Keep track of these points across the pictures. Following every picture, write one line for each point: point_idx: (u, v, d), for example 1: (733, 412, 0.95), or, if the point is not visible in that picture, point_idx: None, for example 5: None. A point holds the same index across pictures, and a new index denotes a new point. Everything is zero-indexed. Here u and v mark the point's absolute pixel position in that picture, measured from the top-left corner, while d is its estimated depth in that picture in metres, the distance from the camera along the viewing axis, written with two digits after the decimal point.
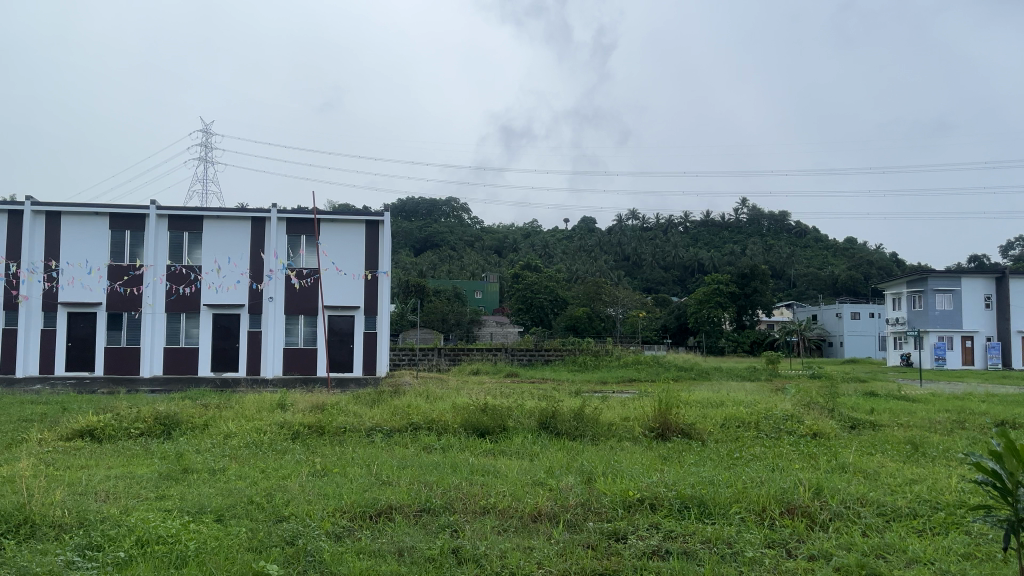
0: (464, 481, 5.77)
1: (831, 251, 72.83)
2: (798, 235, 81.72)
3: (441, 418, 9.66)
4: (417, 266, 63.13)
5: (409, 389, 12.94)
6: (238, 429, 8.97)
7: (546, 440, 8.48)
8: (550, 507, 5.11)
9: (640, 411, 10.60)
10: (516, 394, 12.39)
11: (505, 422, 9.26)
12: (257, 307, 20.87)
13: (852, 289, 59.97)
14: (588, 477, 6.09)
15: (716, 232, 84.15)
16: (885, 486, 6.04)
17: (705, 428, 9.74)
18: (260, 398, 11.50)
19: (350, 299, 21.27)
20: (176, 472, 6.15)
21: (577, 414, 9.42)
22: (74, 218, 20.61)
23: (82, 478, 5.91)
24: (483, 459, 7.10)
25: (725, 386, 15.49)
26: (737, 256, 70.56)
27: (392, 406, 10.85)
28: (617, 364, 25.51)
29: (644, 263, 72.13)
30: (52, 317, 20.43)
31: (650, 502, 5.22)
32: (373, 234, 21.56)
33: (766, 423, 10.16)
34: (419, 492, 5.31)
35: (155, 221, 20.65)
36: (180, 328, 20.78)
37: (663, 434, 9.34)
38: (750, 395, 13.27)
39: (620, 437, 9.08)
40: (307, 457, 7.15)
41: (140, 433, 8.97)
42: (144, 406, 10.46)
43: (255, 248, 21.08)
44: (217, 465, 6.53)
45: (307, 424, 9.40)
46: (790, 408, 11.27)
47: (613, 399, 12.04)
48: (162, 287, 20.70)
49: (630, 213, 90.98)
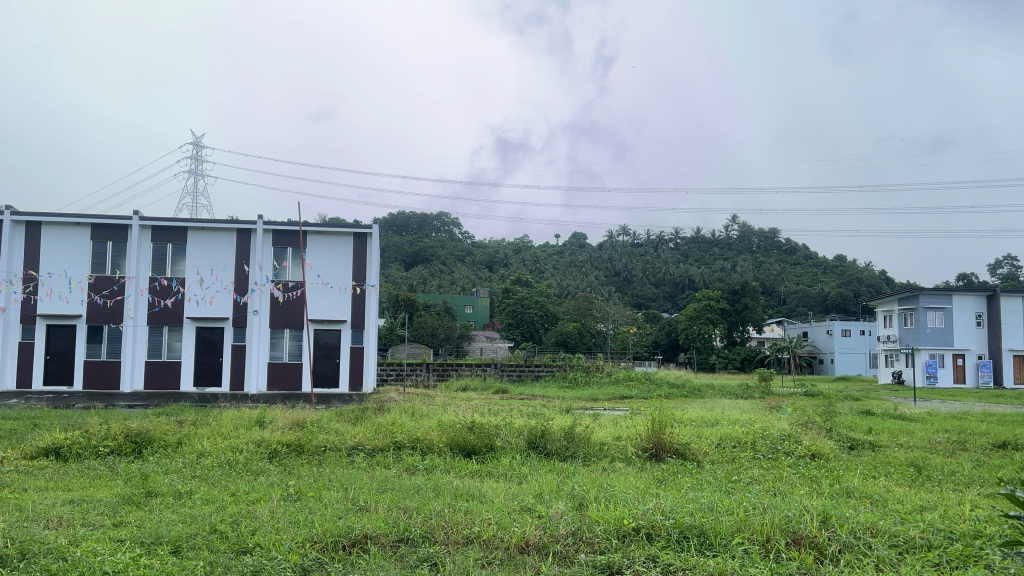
0: (447, 507, 5.38)
1: (820, 269, 72.93)
2: (788, 252, 81.90)
3: (426, 436, 9.28)
4: (407, 281, 62.81)
5: (394, 405, 12.53)
6: (212, 448, 8.55)
7: (535, 461, 8.09)
8: (538, 537, 4.72)
9: (632, 430, 10.21)
10: (505, 412, 12.01)
11: (493, 441, 8.88)
12: (242, 320, 20.45)
13: (842, 306, 59.62)
14: (580, 502, 5.71)
15: (707, 249, 84.23)
16: (895, 514, 5.68)
17: (700, 448, 9.39)
18: (238, 414, 11.09)
19: (336, 313, 20.87)
20: (138, 497, 5.72)
21: (567, 434, 9.04)
22: (54, 228, 20.17)
23: (35, 502, 5.48)
24: (468, 482, 6.72)
25: (718, 403, 15.09)
26: (726, 274, 70.57)
27: (375, 424, 10.43)
28: (608, 380, 25.17)
29: (634, 279, 72.04)
30: (30, 329, 19.92)
31: (647, 532, 4.84)
32: (361, 246, 21.23)
33: (762, 444, 9.82)
34: (399, 519, 4.91)
35: (138, 232, 20.26)
36: (162, 341, 20.32)
37: (658, 455, 9.00)
38: (745, 413, 12.91)
39: (612, 458, 8.73)
40: (281, 480, 6.74)
41: (108, 452, 8.53)
42: (115, 423, 9.98)
43: (241, 260, 20.68)
44: (185, 487, 6.11)
45: (286, 443, 9.00)
46: (787, 427, 10.93)
47: (604, 418, 11.67)
48: (145, 300, 20.25)
49: (620, 230, 91.08)
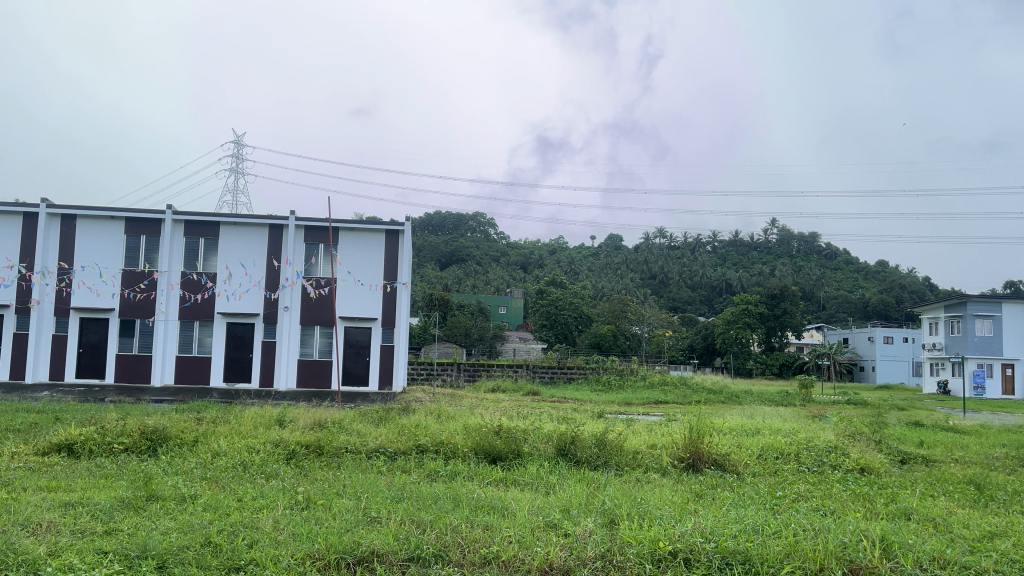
0: (464, 521, 4.91)
1: (862, 274, 71.30)
2: (829, 257, 80.23)
3: (450, 440, 8.87)
4: (441, 280, 62.72)
5: (420, 406, 12.13)
6: (228, 448, 8.22)
7: (564, 469, 7.62)
8: (563, 559, 4.26)
9: (668, 438, 9.67)
10: (535, 415, 11.56)
11: (520, 447, 8.43)
12: (272, 316, 20.27)
13: (883, 313, 58.09)
14: (612, 520, 5.22)
15: (745, 252, 82.92)
16: (964, 541, 5.10)
17: (740, 459, 8.84)
18: (260, 412, 10.79)
19: (367, 310, 20.60)
20: (137, 501, 5.36)
21: (599, 441, 8.55)
22: (89, 222, 20.18)
23: (28, 504, 5.14)
24: (490, 492, 6.27)
25: (758, 411, 14.46)
26: (765, 277, 69.25)
27: (398, 425, 10.04)
28: (642, 385, 24.54)
29: (670, 282, 71.10)
30: (64, 322, 19.93)
31: (684, 557, 4.34)
32: (393, 243, 20.93)
33: (807, 455, 9.23)
34: (411, 534, 4.47)
35: (171, 226, 20.19)
36: (193, 336, 20.23)
37: (695, 466, 8.49)
38: (787, 422, 12.29)
39: (646, 468, 8.22)
40: (292, 485, 6.35)
41: (123, 449, 8.24)
42: (133, 418, 9.71)
43: (272, 255, 20.52)
44: (189, 491, 5.75)
45: (305, 443, 8.65)
46: (833, 438, 10.29)
47: (639, 424, 11.14)
48: (177, 294, 20.18)
49: (657, 232, 90.18)
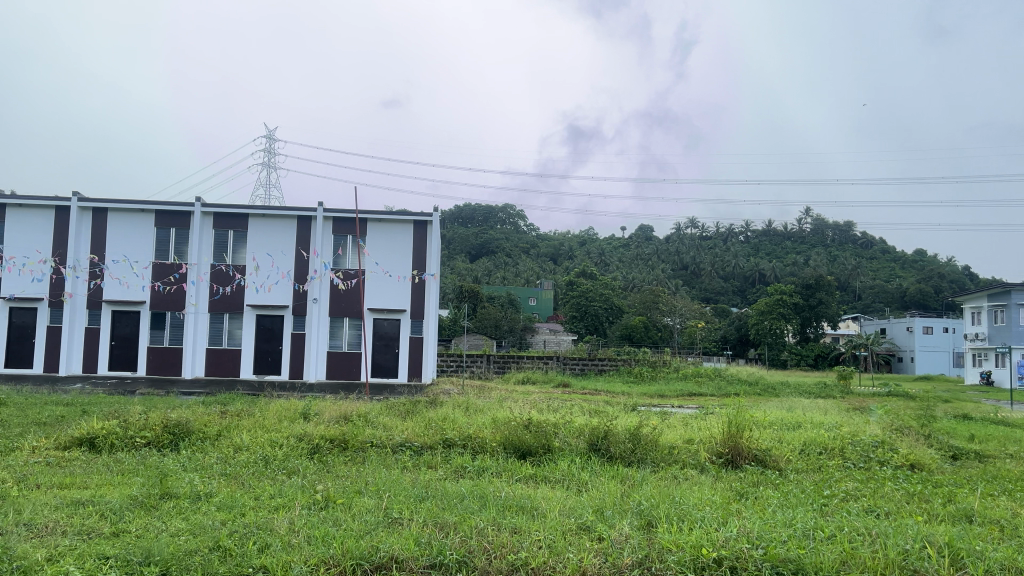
0: (491, 523, 4.60)
1: (899, 263, 69.75)
2: (865, 247, 78.69)
3: (479, 434, 8.58)
4: (471, 273, 62.60)
5: (448, 399, 11.87)
6: (250, 443, 8.00)
7: (597, 466, 7.28)
8: (598, 567, 3.95)
9: (705, 432, 9.28)
10: (566, 408, 11.23)
11: (551, 442, 8.09)
12: (302, 308, 20.17)
13: (921, 303, 56.69)
14: (649, 522, 4.88)
15: (779, 242, 81.63)
16: None
17: (783, 455, 8.43)
18: (285, 405, 10.59)
19: (396, 302, 20.42)
20: (150, 500, 5.13)
21: (633, 435, 8.18)
22: (120, 214, 20.20)
23: (37, 503, 4.93)
24: (520, 491, 5.96)
25: (797, 404, 13.96)
26: (799, 267, 68.03)
27: (426, 419, 9.77)
28: (675, 376, 24.06)
29: (702, 272, 70.22)
30: (96, 314, 19.99)
31: (731, 566, 3.99)
32: (422, 234, 20.71)
33: (853, 451, 8.78)
34: (434, 538, 4.16)
35: (201, 218, 20.14)
36: (223, 328, 20.20)
37: (734, 462, 8.12)
38: (828, 415, 11.82)
39: (683, 464, 7.85)
40: (313, 482, 6.08)
41: (145, 443, 8.06)
42: (157, 412, 9.55)
43: (301, 247, 20.40)
44: (205, 488, 5.50)
45: (330, 438, 8.41)
46: (879, 432, 9.82)
47: (674, 417, 10.74)
48: (206, 286, 20.15)
49: (689, 222, 89.27)
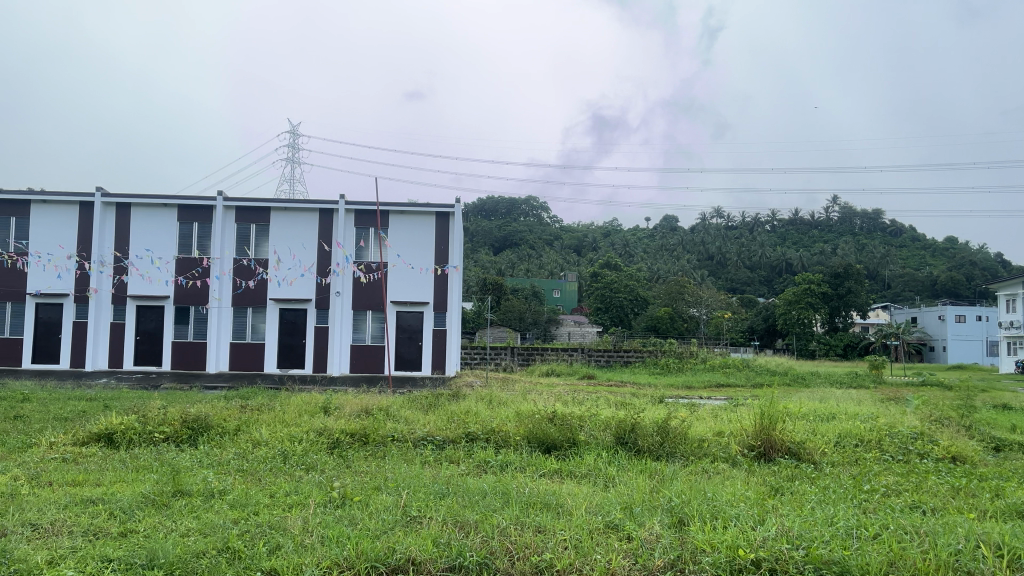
0: (515, 522, 4.36)
1: (930, 251, 68.47)
2: (894, 235, 77.41)
3: (502, 427, 8.37)
4: (495, 265, 62.42)
5: (471, 391, 11.67)
6: (269, 437, 7.85)
7: (625, 459, 7.04)
8: (628, 571, 3.72)
9: (736, 424, 8.99)
10: (591, 401, 10.99)
11: (576, 436, 7.84)
12: (324, 302, 20.08)
13: (953, 291, 55.54)
14: (681, 520, 4.62)
15: (806, 231, 80.52)
16: None
17: (818, 448, 8.12)
18: (306, 399, 10.45)
19: (419, 294, 20.26)
20: (161, 498, 4.97)
21: (661, 428, 7.92)
22: (143, 209, 20.22)
23: (46, 501, 4.79)
24: (544, 486, 5.71)
25: (829, 394, 13.58)
26: (827, 256, 66.97)
27: (448, 412, 9.58)
28: (702, 367, 23.69)
29: (728, 262, 69.40)
30: (121, 310, 20.05)
31: (771, 570, 3.73)
32: (444, 226, 20.51)
33: (891, 443, 8.46)
34: (453, 538, 3.94)
35: (223, 212, 20.10)
36: (247, 322, 20.18)
37: (767, 455, 7.83)
38: (862, 406, 11.46)
39: (714, 458, 7.57)
40: (331, 478, 5.90)
41: (163, 438, 7.94)
42: (176, 406, 9.44)
43: (323, 240, 20.30)
44: (219, 485, 5.34)
45: (350, 432, 8.24)
46: (917, 424, 9.46)
47: (703, 409, 10.46)
48: (229, 281, 20.12)
49: (714, 212, 88.36)
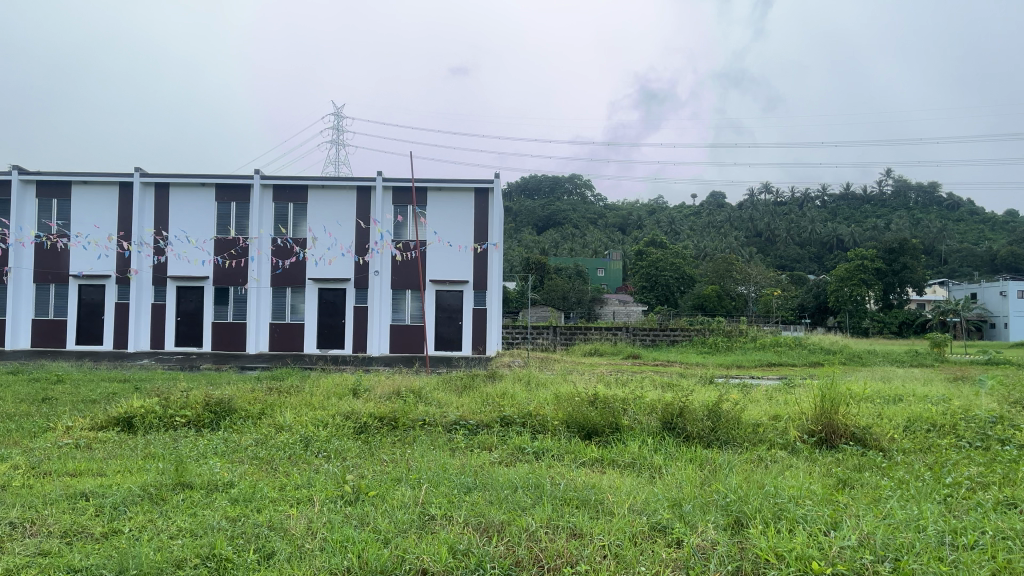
0: (546, 524, 3.80)
1: (989, 225, 65.77)
2: (950, 209, 74.59)
3: (540, 411, 7.82)
4: (538, 245, 61.74)
5: (509, 372, 11.12)
6: (294, 421, 7.42)
7: (673, 446, 6.44)
8: None
9: (794, 407, 8.28)
10: (636, 381, 10.37)
11: (619, 420, 7.24)
12: (363, 281, 19.72)
13: (1014, 266, 53.12)
14: (738, 521, 4.02)
15: (857, 206, 78.08)
16: None
17: (886, 433, 7.40)
18: (336, 380, 10.05)
19: (458, 273, 19.77)
20: (161, 491, 4.54)
21: (712, 412, 7.28)
22: (181, 189, 20.03)
23: (34, 495, 4.39)
24: (583, 478, 5.12)
25: (891, 373, 12.69)
26: (881, 230, 64.75)
27: (483, 394, 9.05)
28: (753, 346, 22.81)
29: (777, 239, 67.62)
30: (162, 290, 19.97)
31: None
32: (483, 203, 19.93)
33: (967, 428, 7.68)
34: (473, 545, 3.41)
35: (260, 191, 19.80)
36: (286, 303, 19.95)
37: (829, 442, 7.14)
38: (930, 386, 10.60)
39: (772, 444, 6.92)
40: (351, 468, 5.40)
41: (184, 423, 7.56)
42: (201, 389, 9.07)
43: (361, 218, 19.90)
44: (225, 477, 4.87)
45: (378, 416, 7.76)
46: (995, 406, 8.63)
47: (758, 390, 9.75)
48: (268, 261, 19.89)
49: (762, 186, 86.35)
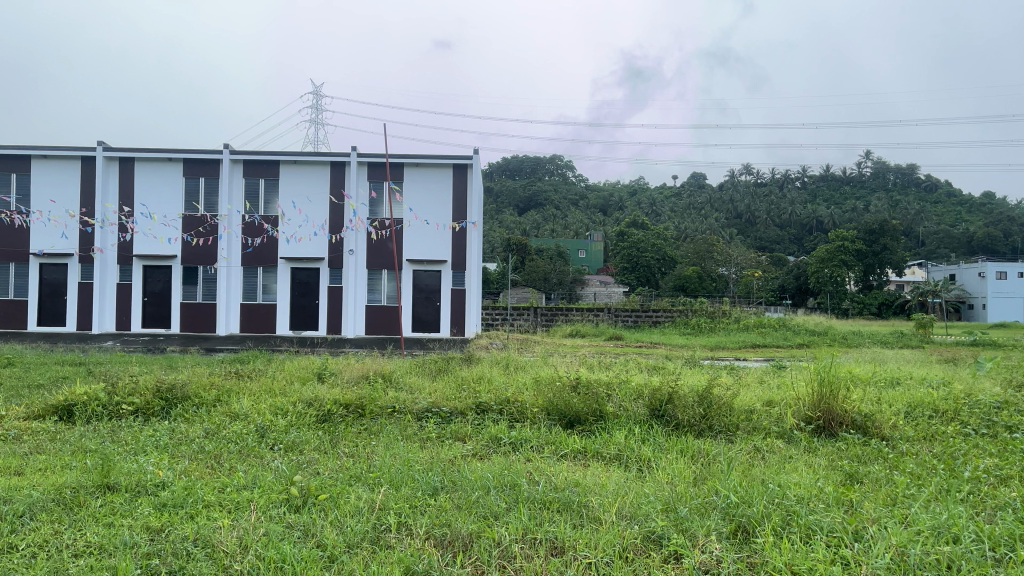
0: (520, 536, 3.24)
1: (966, 207, 65.98)
2: (928, 191, 74.87)
3: (518, 397, 7.25)
4: (519, 226, 61.18)
5: (486, 355, 10.52)
6: (250, 409, 6.82)
7: (661, 436, 5.91)
8: None
9: (788, 392, 7.75)
10: (620, 365, 9.83)
11: (604, 407, 6.69)
12: (338, 261, 19.06)
13: (990, 247, 53.16)
14: (743, 528, 3.51)
15: (837, 187, 78.18)
16: None
17: (887, 420, 6.91)
18: (302, 364, 9.41)
19: (436, 252, 19.14)
20: (80, 496, 3.93)
21: (702, 397, 6.75)
22: (147, 164, 19.16)
23: None
24: (562, 474, 4.57)
25: (880, 355, 12.22)
26: (860, 212, 64.72)
27: (457, 379, 8.48)
28: (736, 327, 22.41)
29: (757, 220, 67.42)
30: (127, 270, 19.17)
31: None
32: (461, 179, 19.26)
33: (971, 414, 7.22)
34: (432, 565, 2.85)
35: (230, 166, 18.99)
36: (257, 282, 19.23)
37: (829, 430, 6.65)
38: (923, 368, 10.13)
39: (768, 433, 6.42)
40: (303, 464, 4.80)
41: (131, 411, 6.93)
42: (154, 374, 8.40)
43: (335, 195, 19.18)
44: (158, 475, 4.27)
45: (344, 403, 7.17)
46: (998, 390, 8.18)
47: (748, 374, 9.25)
48: (238, 239, 19.13)
49: (742, 168, 86.30)
